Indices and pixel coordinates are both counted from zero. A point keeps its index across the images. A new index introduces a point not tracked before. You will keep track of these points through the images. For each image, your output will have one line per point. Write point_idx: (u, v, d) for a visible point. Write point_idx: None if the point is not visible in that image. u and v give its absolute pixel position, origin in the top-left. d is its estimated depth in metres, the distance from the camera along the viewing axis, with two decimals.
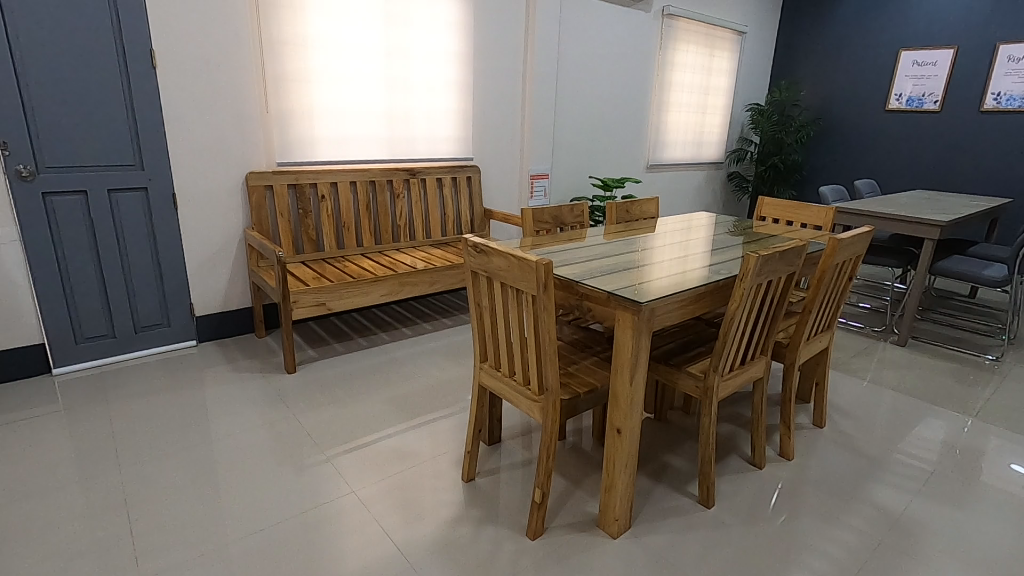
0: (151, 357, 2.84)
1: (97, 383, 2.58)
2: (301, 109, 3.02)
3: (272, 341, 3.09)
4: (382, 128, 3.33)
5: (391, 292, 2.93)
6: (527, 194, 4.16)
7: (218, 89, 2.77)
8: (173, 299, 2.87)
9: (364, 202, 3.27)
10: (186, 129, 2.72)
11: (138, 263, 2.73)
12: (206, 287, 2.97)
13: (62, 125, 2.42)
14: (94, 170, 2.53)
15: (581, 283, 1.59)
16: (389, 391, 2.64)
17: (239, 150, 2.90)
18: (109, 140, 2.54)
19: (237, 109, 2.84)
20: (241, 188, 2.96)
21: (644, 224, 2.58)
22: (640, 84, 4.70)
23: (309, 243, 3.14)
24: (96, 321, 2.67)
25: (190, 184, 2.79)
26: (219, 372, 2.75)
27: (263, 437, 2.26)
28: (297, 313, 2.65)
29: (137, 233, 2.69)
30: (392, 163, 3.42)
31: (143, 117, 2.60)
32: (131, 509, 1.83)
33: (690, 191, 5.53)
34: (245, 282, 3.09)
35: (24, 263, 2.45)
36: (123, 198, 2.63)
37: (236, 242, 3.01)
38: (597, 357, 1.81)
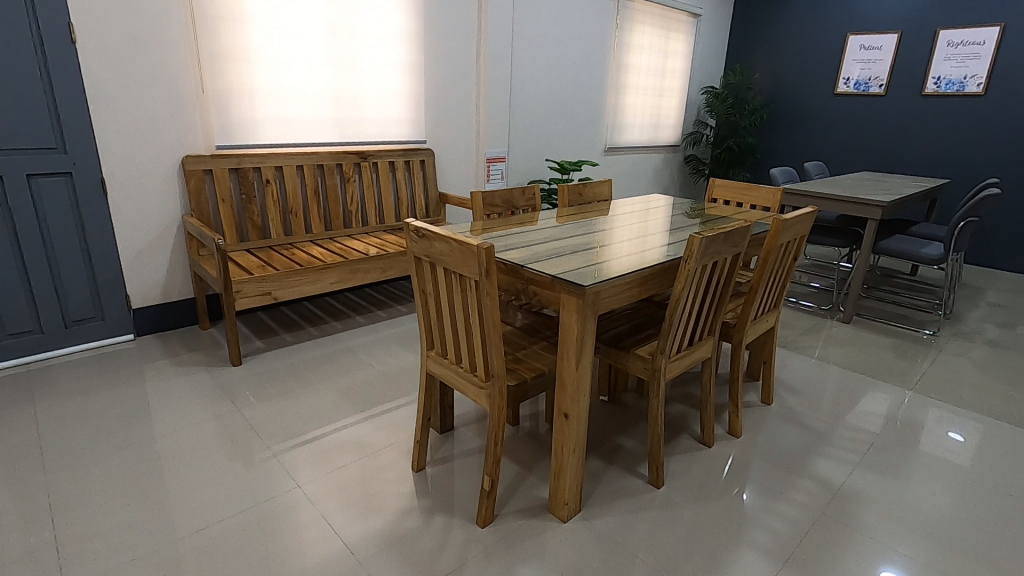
0: (84, 353, 2.68)
1: (23, 382, 2.42)
2: (240, 88, 2.87)
3: (217, 333, 2.96)
4: (329, 109, 3.19)
5: (342, 280, 2.83)
6: (484, 177, 4.09)
7: (148, 67, 2.60)
8: (107, 290, 2.71)
9: (312, 187, 3.16)
10: (113, 109, 2.55)
11: (66, 254, 2.56)
12: (143, 278, 2.81)
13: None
14: (11, 155, 2.35)
15: (526, 267, 1.56)
16: (340, 382, 2.57)
17: (173, 133, 2.74)
18: (27, 122, 2.36)
19: (169, 89, 2.68)
20: (178, 173, 2.80)
21: (597, 207, 2.56)
22: (597, 66, 4.67)
23: (254, 230, 3.01)
24: (20, 316, 2.50)
25: (121, 168, 2.63)
26: (159, 367, 2.62)
27: (206, 433, 2.17)
28: (240, 303, 2.53)
29: (63, 223, 2.53)
30: (340, 146, 3.30)
31: (65, 97, 2.42)
32: (57, 516, 1.72)
33: (648, 174, 5.56)
34: (186, 272, 2.94)
35: None
36: (46, 185, 2.45)
37: (174, 230, 2.85)
38: (546, 342, 1.79)
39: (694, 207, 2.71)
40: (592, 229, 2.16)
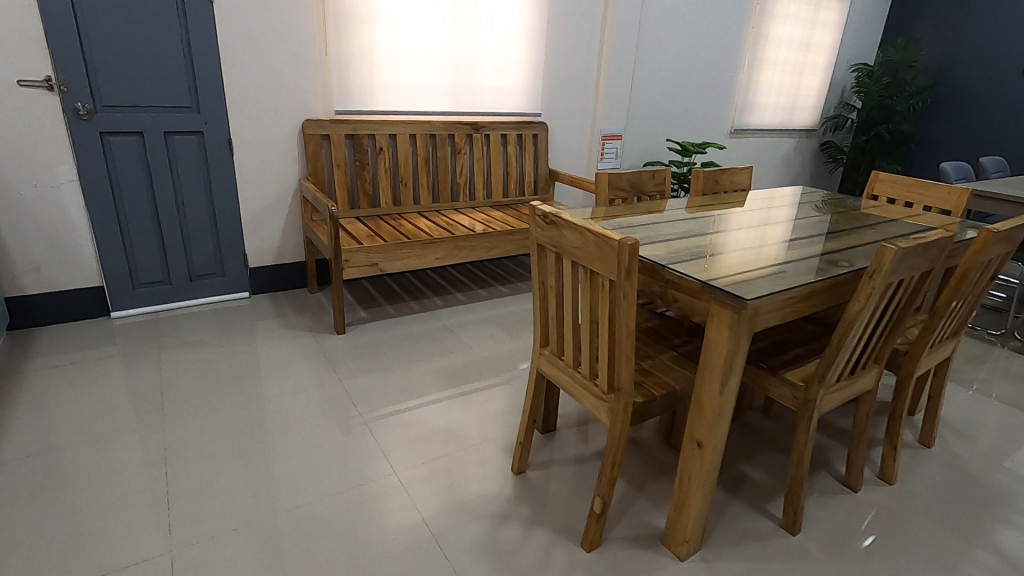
0: (205, 307, 2.80)
1: (152, 330, 2.57)
2: (362, 51, 2.81)
3: (324, 298, 2.99)
4: (446, 76, 3.07)
5: (447, 256, 2.74)
6: (597, 155, 3.84)
7: (277, 28, 2.60)
8: (228, 248, 2.80)
9: (423, 156, 3.08)
10: (241, 70, 2.58)
11: (194, 211, 2.66)
12: (261, 239, 2.88)
13: (120, 62, 2.32)
14: (151, 112, 2.44)
15: (668, 268, 1.34)
16: (439, 362, 2.50)
17: (295, 95, 2.74)
18: (166, 81, 2.44)
19: (295, 51, 2.67)
20: (298, 137, 2.81)
21: (735, 198, 2.24)
22: (732, 37, 4.20)
23: (365, 198, 2.99)
24: (152, 267, 2.64)
25: (246, 130, 2.67)
26: (270, 327, 2.69)
27: (309, 401, 2.17)
28: (348, 273, 2.51)
29: (193, 181, 2.62)
30: (454, 116, 3.19)
31: (199, 56, 2.47)
32: (171, 468, 1.78)
33: (777, 161, 5.01)
34: (299, 235, 2.98)
35: (83, 203, 2.42)
36: (180, 142, 2.54)
37: (292, 193, 2.89)
38: (676, 353, 1.57)
39: (838, 203, 2.35)
40: (726, 222, 1.90)
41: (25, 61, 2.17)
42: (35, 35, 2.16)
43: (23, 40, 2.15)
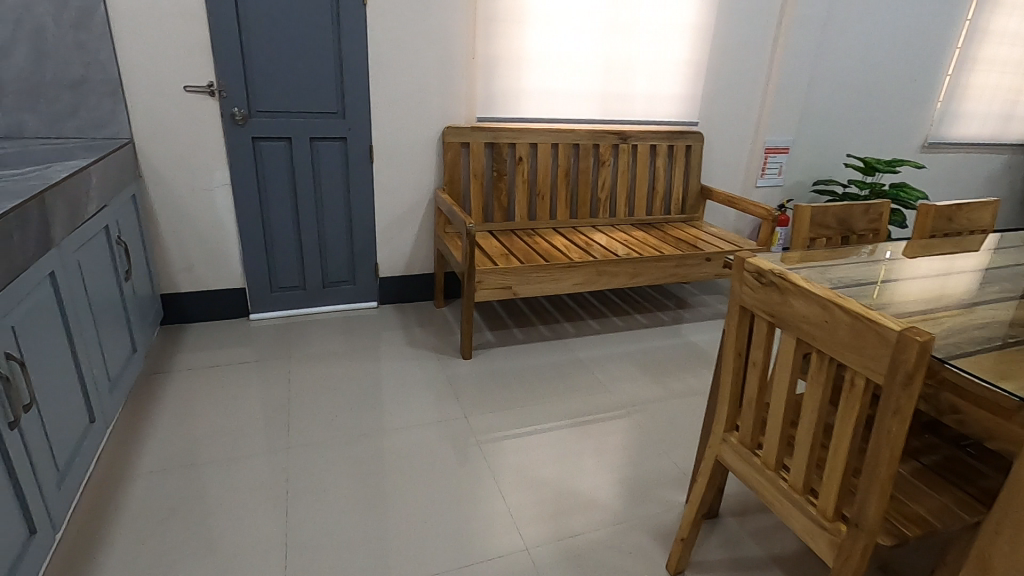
0: (335, 314, 2.77)
1: (285, 336, 2.57)
2: (510, 54, 2.60)
3: (450, 315, 2.85)
4: (596, 80, 2.78)
5: (585, 282, 2.47)
6: (758, 171, 3.34)
7: (426, 31, 2.47)
8: (361, 257, 2.74)
9: (564, 168, 2.84)
10: (388, 76, 2.48)
11: (332, 218, 2.62)
12: (392, 249, 2.79)
13: (275, 67, 2.31)
14: (300, 118, 2.41)
15: (949, 366, 0.97)
16: (571, 403, 2.22)
17: (438, 101, 2.60)
18: (316, 86, 2.39)
19: (442, 55, 2.53)
20: (438, 145, 2.68)
21: (975, 242, 1.72)
22: (939, 32, 3.48)
23: (499, 211, 2.80)
24: (290, 272, 2.64)
25: (387, 137, 2.58)
26: (395, 343, 2.58)
27: (432, 436, 2.00)
28: (480, 295, 2.31)
29: (333, 188, 2.57)
30: (601, 125, 2.89)
31: (349, 60, 2.40)
32: (292, 502, 1.68)
33: (980, 181, 4.14)
34: (429, 247, 2.86)
35: (232, 206, 2.45)
36: (324, 149, 2.50)
37: (426, 203, 2.76)
38: (918, 466, 1.15)
39: None
40: (965, 276, 1.44)
41: (192, 67, 2.22)
42: (202, 42, 2.20)
43: (192, 46, 2.19)
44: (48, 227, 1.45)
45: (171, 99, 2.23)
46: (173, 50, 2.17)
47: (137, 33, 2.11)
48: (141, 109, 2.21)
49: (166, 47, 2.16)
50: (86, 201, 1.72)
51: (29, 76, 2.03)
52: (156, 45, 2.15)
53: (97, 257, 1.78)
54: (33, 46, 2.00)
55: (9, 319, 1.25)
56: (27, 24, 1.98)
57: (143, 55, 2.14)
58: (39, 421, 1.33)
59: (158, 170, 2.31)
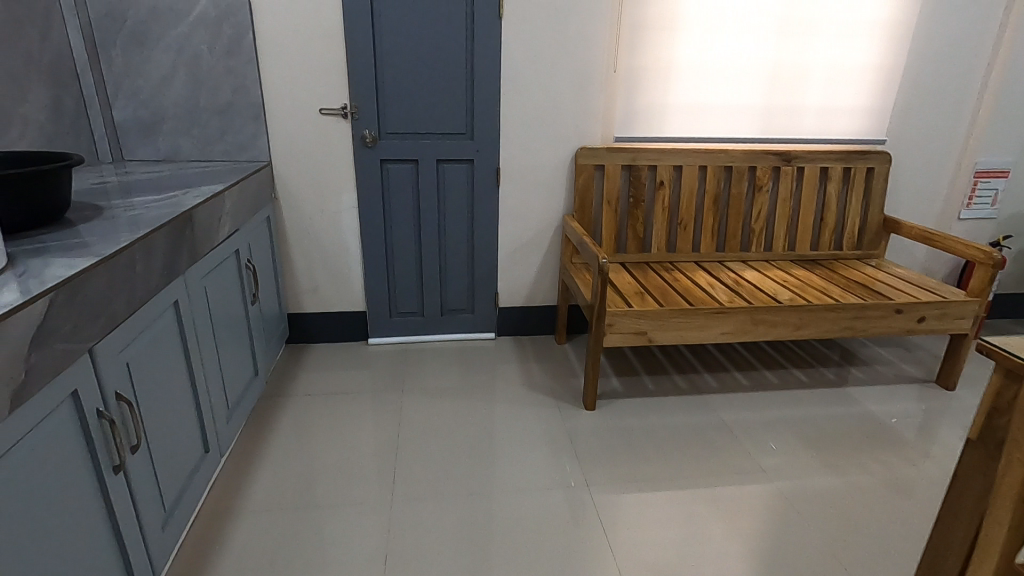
0: (452, 344, 2.64)
1: (400, 365, 2.47)
2: (658, 65, 2.29)
3: (572, 353, 2.59)
4: (758, 93, 2.38)
5: (736, 331, 2.08)
6: (960, 199, 2.71)
7: (565, 44, 2.26)
8: (480, 285, 2.58)
9: (712, 194, 2.48)
10: (521, 93, 2.30)
11: (454, 244, 2.50)
12: (514, 278, 2.60)
13: (406, 87, 2.23)
14: (428, 139, 2.31)
15: None
16: (713, 481, 1.85)
17: (573, 119, 2.37)
18: (447, 106, 2.28)
19: (580, 70, 2.30)
20: (569, 167, 2.44)
21: None
22: None
23: (634, 241, 2.50)
24: (409, 297, 2.55)
25: (516, 159, 2.40)
26: (511, 382, 2.37)
27: (547, 503, 1.74)
28: (610, 339, 2.02)
29: (457, 212, 2.45)
30: (760, 144, 2.48)
31: (482, 78, 2.25)
32: (391, 565, 1.51)
33: None
34: (553, 277, 2.63)
35: (358, 229, 2.41)
36: (451, 172, 2.38)
37: (553, 230, 2.54)
38: None
39: None
40: None
41: (329, 90, 2.20)
42: (339, 64, 2.17)
43: (330, 69, 2.17)
44: (175, 255, 1.42)
45: (308, 122, 2.23)
46: (313, 73, 2.17)
47: (281, 57, 2.13)
48: (280, 132, 2.23)
49: (306, 70, 2.16)
50: (217, 227, 1.71)
51: (186, 103, 2.13)
52: (297, 69, 2.16)
53: (225, 282, 1.77)
54: (190, 74, 2.09)
55: (127, 353, 1.20)
56: (187, 53, 2.07)
57: (284, 79, 2.16)
58: (149, 459, 1.28)
59: (292, 192, 2.32)
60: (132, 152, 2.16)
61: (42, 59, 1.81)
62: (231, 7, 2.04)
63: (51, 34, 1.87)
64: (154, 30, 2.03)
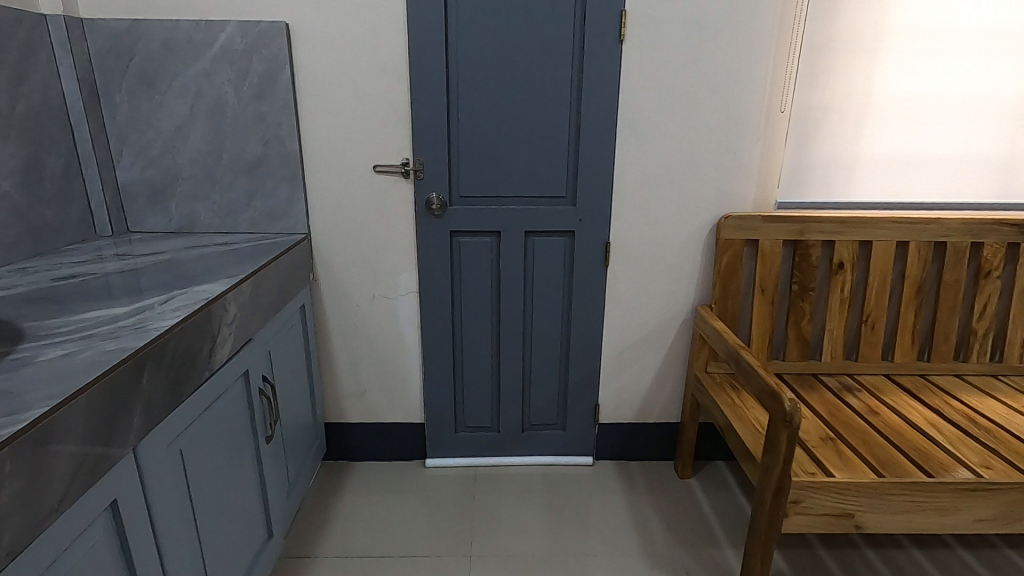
0: (535, 471, 1.97)
1: (467, 503, 1.82)
2: (848, 102, 1.59)
3: (702, 496, 1.86)
4: (995, 139, 1.63)
5: (998, 517, 1.30)
6: None
7: (709, 76, 1.62)
8: (576, 395, 1.92)
9: (915, 281, 1.73)
10: (645, 144, 1.67)
11: (543, 339, 1.86)
12: (622, 386, 1.92)
13: (488, 136, 1.65)
14: (514, 203, 1.72)
15: None
16: None
17: (715, 176, 1.71)
18: (541, 161, 1.68)
19: (729, 110, 1.65)
20: (707, 242, 1.77)
21: None
22: None
23: (796, 345, 1.78)
24: (481, 407, 1.93)
25: (632, 231, 1.75)
26: (621, 545, 1.67)
27: None
28: (794, 523, 1.29)
29: (549, 299, 1.82)
30: (990, 211, 1.71)
31: (590, 122, 1.64)
32: None
33: None
34: (675, 387, 1.93)
35: (417, 320, 1.83)
36: (543, 246, 1.76)
37: (678, 326, 1.85)
38: None
39: None
40: None
41: (386, 141, 1.65)
42: (401, 107, 1.62)
43: (388, 113, 1.63)
44: (111, 426, 0.85)
45: (358, 182, 1.69)
46: (365, 119, 1.63)
47: (326, 99, 1.61)
48: (321, 196, 1.70)
49: (357, 115, 1.63)
50: (212, 347, 1.14)
51: (205, 160, 1.64)
52: (345, 114, 1.63)
53: (222, 426, 1.20)
54: (211, 123, 1.60)
55: None
56: (207, 97, 1.58)
57: (329, 127, 1.64)
58: None
59: (335, 272, 1.77)
60: (138, 223, 1.69)
61: (14, 109, 1.36)
62: (264, 35, 1.54)
63: (32, 76, 1.42)
64: (168, 68, 1.55)
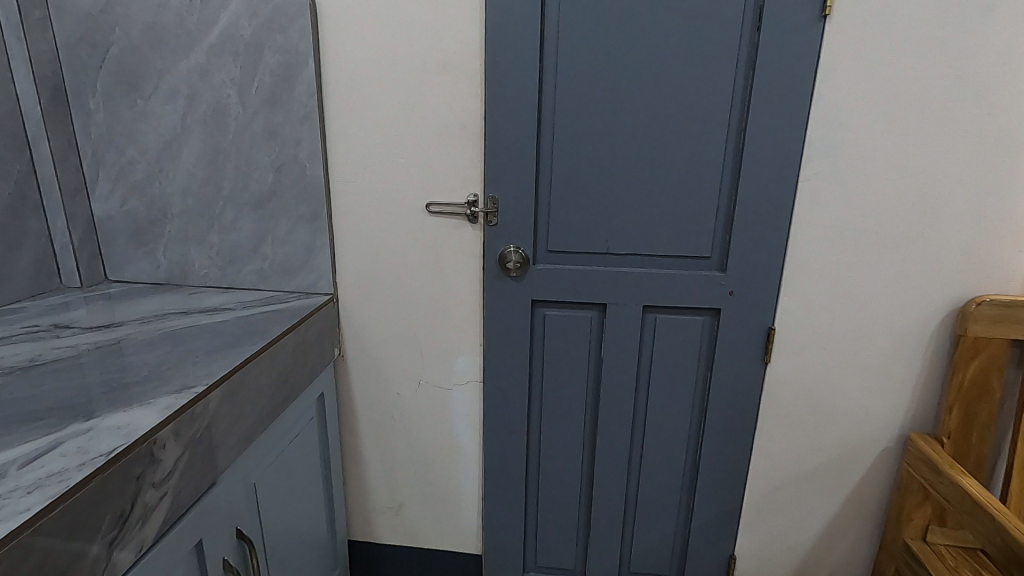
0: None
1: None
2: None
3: None
4: None
5: None
6: None
7: (973, 73, 0.98)
8: (702, 540, 1.31)
9: None
10: (848, 180, 1.05)
11: (659, 459, 1.27)
12: (773, 535, 1.29)
13: (596, 166, 1.09)
14: (629, 264, 1.15)
15: None
16: None
17: (963, 235, 1.05)
18: (675, 204, 1.10)
19: (1004, 129, 1.00)
20: (937, 338, 1.11)
21: None
22: None
23: None
24: (560, 542, 1.36)
25: (812, 313, 1.13)
26: None
27: None
28: None
29: (671, 403, 1.23)
30: None
31: (760, 146, 1.05)
32: None
33: None
34: (859, 544, 1.27)
35: (479, 419, 1.29)
36: (669, 328, 1.18)
37: (874, 458, 1.20)
38: None
39: None
40: None
41: (446, 170, 1.14)
42: (468, 120, 1.10)
43: (450, 129, 1.11)
44: None
45: (403, 227, 1.18)
46: (418, 136, 1.12)
47: (364, 108, 1.12)
48: (353, 244, 1.21)
49: (406, 132, 1.12)
50: (117, 538, 0.65)
51: (200, 189, 1.19)
52: (390, 130, 1.13)
53: None
54: (209, 140, 1.15)
55: None
56: (203, 103, 1.13)
57: (367, 149, 1.14)
58: None
59: (369, 347, 1.27)
60: (118, 269, 1.27)
61: None
62: (280, 14, 1.06)
63: None
64: (153, 62, 1.12)
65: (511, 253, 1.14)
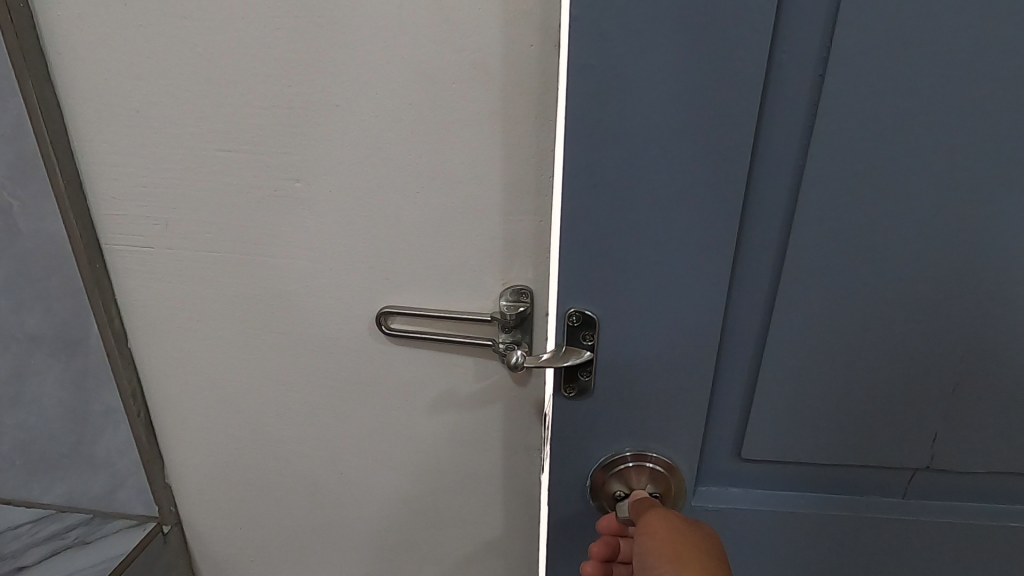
0: None
1: None
2: None
3: None
4: None
5: None
6: None
7: None
8: None
9: None
10: None
11: None
12: None
13: (956, 216, 0.30)
14: (982, 498, 0.38)
15: None
16: None
17: None
18: None
19: None
20: None
21: None
22: None
23: None
24: None
25: None
26: None
27: None
28: None
29: None
30: None
31: None
32: None
33: None
34: None
35: None
36: None
37: None
38: None
39: None
40: None
41: (431, 224, 0.36)
42: (493, 61, 0.32)
43: (443, 88, 0.33)
44: None
45: (316, 372, 0.42)
46: (336, 114, 0.34)
47: (151, 18, 0.33)
48: (191, 407, 0.45)
49: (299, 102, 0.34)
50: None
51: None
52: (247, 90, 0.34)
53: None
54: None
55: None
56: None
57: (186, 154, 0.37)
58: None
59: None
60: None
61: None
62: None
63: None
64: None
65: (621, 478, 0.38)
